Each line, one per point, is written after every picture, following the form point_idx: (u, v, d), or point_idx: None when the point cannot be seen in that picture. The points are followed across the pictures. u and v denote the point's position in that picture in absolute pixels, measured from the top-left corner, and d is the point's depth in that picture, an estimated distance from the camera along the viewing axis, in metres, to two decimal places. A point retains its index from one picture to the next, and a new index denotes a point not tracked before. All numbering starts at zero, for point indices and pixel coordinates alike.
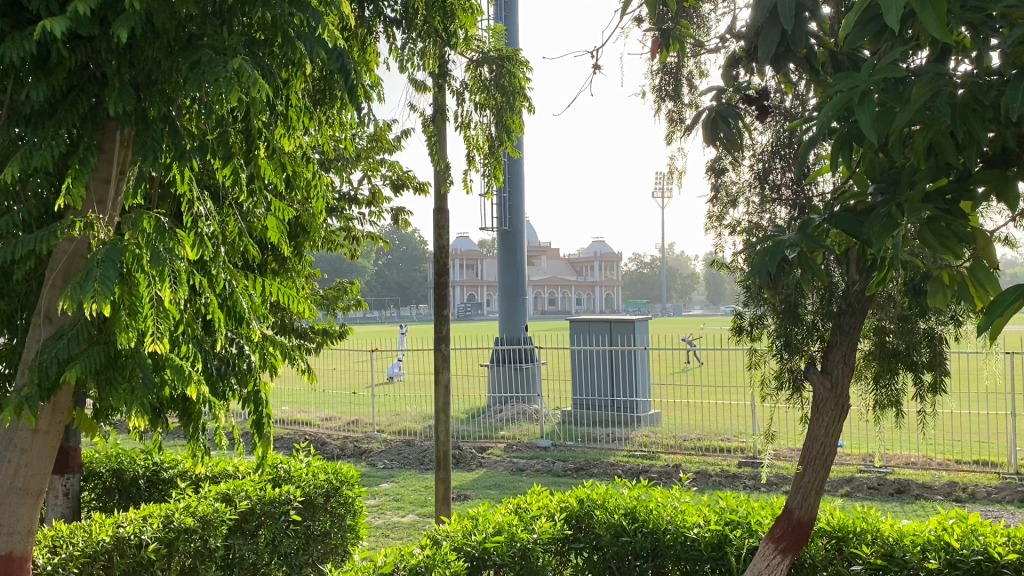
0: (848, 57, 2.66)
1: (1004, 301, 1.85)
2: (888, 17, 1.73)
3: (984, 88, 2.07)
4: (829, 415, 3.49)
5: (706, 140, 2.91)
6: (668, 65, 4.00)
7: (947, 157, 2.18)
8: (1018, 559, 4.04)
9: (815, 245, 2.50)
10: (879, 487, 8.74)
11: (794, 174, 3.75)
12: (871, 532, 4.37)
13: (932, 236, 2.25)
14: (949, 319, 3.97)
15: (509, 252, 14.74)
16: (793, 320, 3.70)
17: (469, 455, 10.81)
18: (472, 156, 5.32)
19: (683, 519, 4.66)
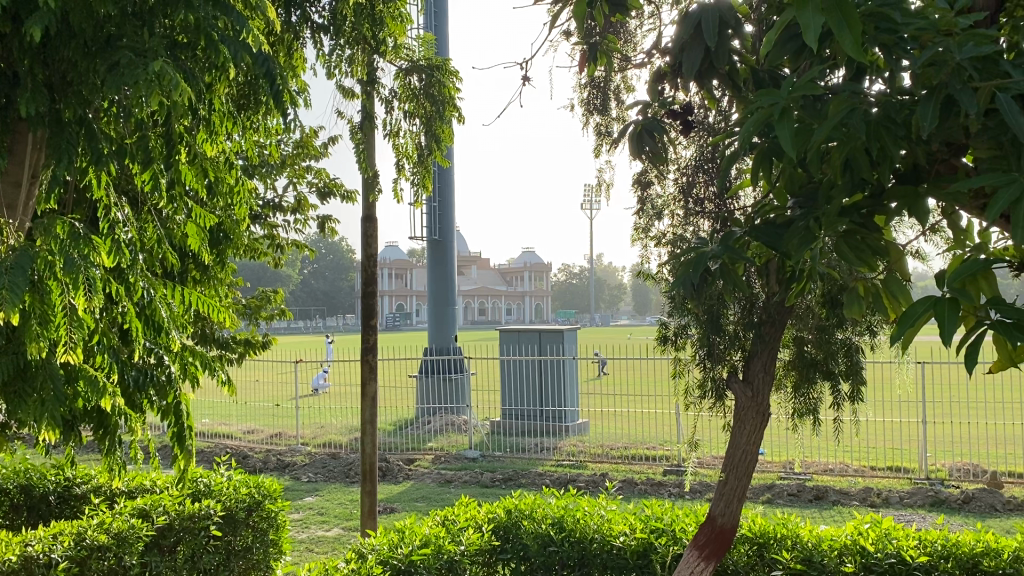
0: (769, 75, 2.72)
1: (914, 314, 1.91)
2: (807, 36, 1.84)
3: (897, 107, 2.14)
4: (750, 423, 3.56)
5: (633, 153, 2.94)
6: (595, 79, 4.05)
7: (862, 173, 2.25)
8: (930, 562, 4.18)
9: (736, 256, 2.57)
10: (799, 494, 8.97)
11: (716, 188, 3.84)
12: (791, 538, 4.47)
13: (847, 249, 2.32)
14: (865, 329, 4.10)
15: (439, 261, 14.66)
16: (715, 330, 3.78)
17: (397, 467, 10.69)
18: (401, 164, 5.28)
19: (610, 528, 4.70)
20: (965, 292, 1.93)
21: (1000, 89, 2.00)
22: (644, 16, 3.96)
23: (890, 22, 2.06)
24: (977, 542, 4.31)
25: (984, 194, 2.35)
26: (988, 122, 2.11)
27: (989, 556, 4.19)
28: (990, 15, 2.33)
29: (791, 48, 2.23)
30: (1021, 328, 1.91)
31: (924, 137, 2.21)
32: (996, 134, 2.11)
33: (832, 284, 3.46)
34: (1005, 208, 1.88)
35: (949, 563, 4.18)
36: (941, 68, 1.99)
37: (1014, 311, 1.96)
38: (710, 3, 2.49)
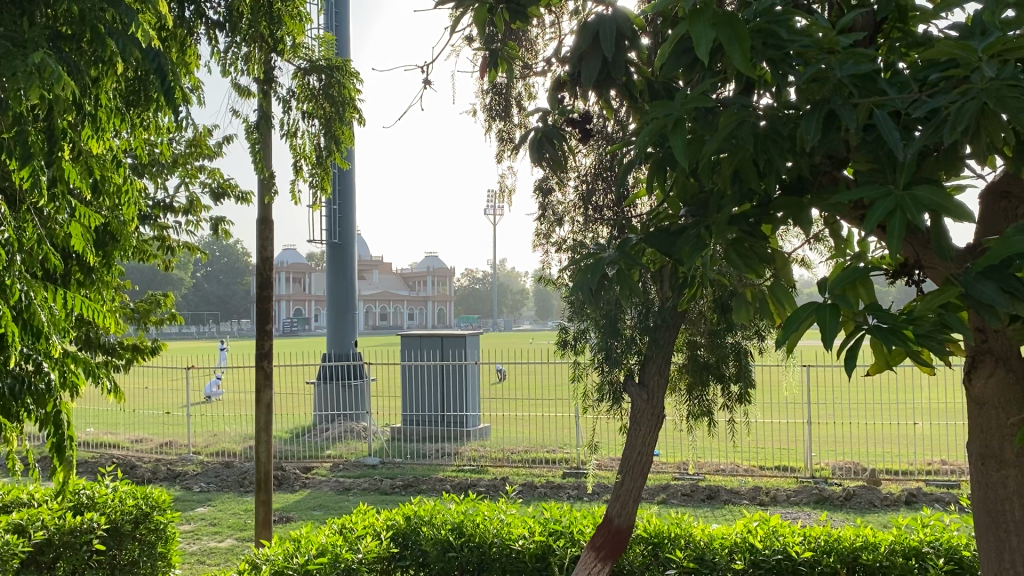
0: (664, 86, 2.77)
1: (797, 319, 2.01)
2: (699, 50, 1.91)
3: (783, 121, 2.23)
4: (645, 425, 3.64)
5: (533, 160, 2.96)
6: (497, 85, 4.07)
7: (750, 184, 2.36)
8: (813, 556, 4.38)
9: (631, 263, 2.63)
10: (692, 494, 9.22)
11: (614, 196, 3.92)
12: (684, 537, 4.59)
13: (736, 256, 2.44)
14: (754, 333, 4.26)
15: (338, 265, 14.45)
16: (613, 335, 3.83)
17: (293, 476, 10.44)
18: (299, 165, 5.18)
19: (509, 531, 4.72)
20: (844, 298, 2.03)
21: (878, 106, 2.11)
22: (545, 25, 4.00)
23: (777, 38, 2.15)
24: (857, 536, 4.52)
25: (862, 205, 2.47)
26: (866, 137, 2.23)
27: (868, 549, 4.40)
28: (869, 35, 2.45)
29: (684, 61, 2.29)
30: (895, 333, 2.01)
31: (808, 150, 2.30)
32: (874, 148, 2.22)
33: (723, 290, 3.58)
34: (881, 219, 1.98)
35: (831, 557, 4.37)
36: (824, 85, 2.10)
37: (890, 316, 2.06)
38: (608, 14, 2.53)
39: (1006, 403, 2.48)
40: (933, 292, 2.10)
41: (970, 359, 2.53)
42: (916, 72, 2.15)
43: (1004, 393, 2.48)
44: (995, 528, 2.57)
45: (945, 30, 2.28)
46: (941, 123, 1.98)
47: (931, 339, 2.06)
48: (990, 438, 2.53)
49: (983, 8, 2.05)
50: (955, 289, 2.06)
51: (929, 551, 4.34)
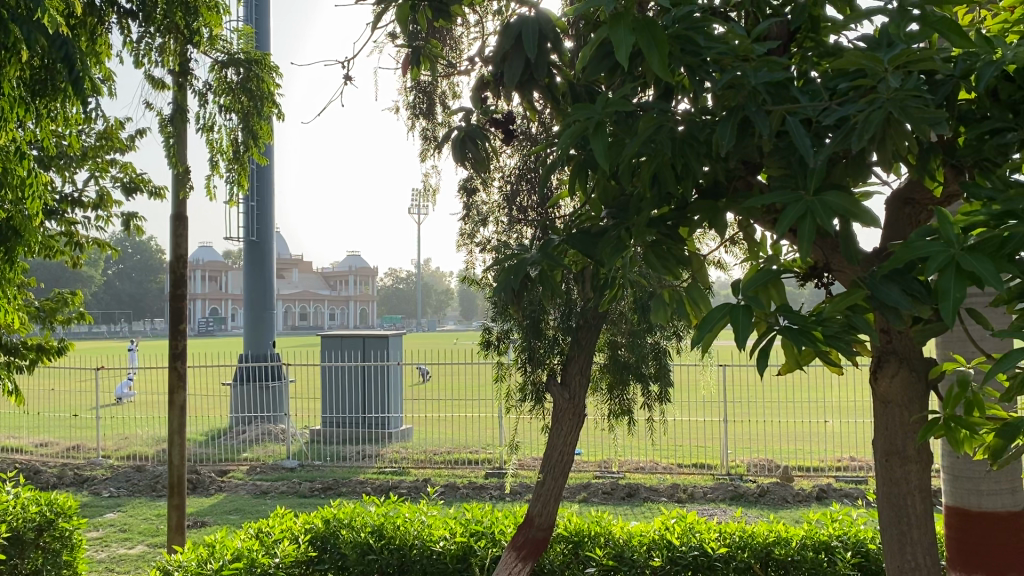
0: (585, 89, 2.79)
1: (712, 319, 2.05)
2: (618, 54, 1.94)
3: (700, 127, 2.27)
4: (567, 424, 3.67)
5: (456, 160, 2.93)
6: (421, 83, 4.05)
7: (668, 187, 2.40)
8: (729, 552, 4.47)
9: (553, 264, 2.64)
10: (612, 492, 9.34)
11: (538, 198, 3.94)
12: (603, 535, 4.64)
13: (655, 259, 2.49)
14: (672, 333, 4.33)
15: (257, 263, 14.13)
16: (535, 335, 3.91)
17: (208, 479, 10.17)
18: (216, 160, 5.05)
19: (429, 533, 4.70)
20: (757, 299, 2.08)
21: (790, 114, 2.17)
22: (469, 24, 3.99)
23: (695, 45, 2.18)
24: (770, 532, 4.65)
25: (775, 210, 2.54)
26: (779, 144, 2.29)
27: (781, 544, 4.53)
28: (784, 44, 2.51)
29: (605, 65, 2.31)
30: (805, 333, 2.06)
31: (724, 155, 2.35)
32: (787, 155, 2.28)
33: (643, 291, 3.63)
34: (792, 223, 2.04)
35: (745, 553, 4.47)
36: (739, 91, 2.14)
37: (801, 318, 2.12)
38: (530, 15, 2.53)
39: (909, 402, 2.59)
40: (841, 296, 2.17)
41: (875, 360, 2.63)
42: (827, 81, 2.21)
43: (906, 392, 2.59)
44: (897, 522, 2.67)
45: (854, 42, 2.35)
46: (849, 131, 2.04)
47: (839, 340, 2.13)
48: (893, 436, 2.63)
49: (889, 21, 2.13)
50: (862, 292, 2.14)
51: (837, 545, 4.49)
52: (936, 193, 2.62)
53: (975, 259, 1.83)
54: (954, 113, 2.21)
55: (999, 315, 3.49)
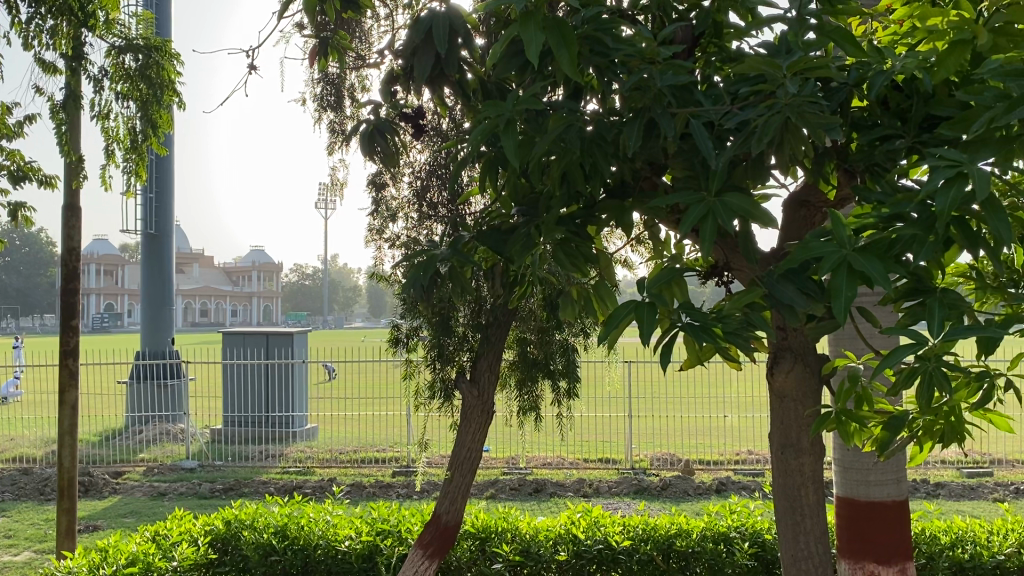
0: (496, 86, 2.78)
1: (618, 317, 2.10)
2: (529, 53, 1.95)
3: (608, 127, 2.31)
4: (475, 422, 3.68)
5: (364, 153, 2.89)
6: (330, 75, 3.99)
7: (577, 186, 2.44)
8: (632, 545, 4.57)
9: (463, 261, 2.64)
10: (520, 488, 9.41)
11: (449, 194, 3.94)
12: (510, 530, 4.67)
13: (564, 257, 2.48)
14: (580, 330, 4.38)
15: (155, 258, 13.62)
16: (445, 333, 3.88)
17: (101, 481, 9.77)
18: (111, 150, 4.84)
19: (334, 532, 4.62)
20: (661, 297, 2.13)
21: (694, 117, 2.23)
22: (379, 17, 3.94)
23: (603, 46, 2.21)
24: (672, 524, 4.76)
25: (678, 210, 2.60)
26: (684, 146, 2.34)
27: (682, 536, 4.64)
28: (689, 48, 2.58)
29: (515, 63, 2.32)
30: (706, 330, 2.14)
31: (631, 156, 2.39)
32: (690, 157, 2.34)
33: (551, 289, 3.66)
34: (695, 223, 2.10)
35: (648, 545, 4.58)
36: (645, 93, 2.19)
37: (702, 315, 2.18)
38: (441, 10, 2.51)
39: (803, 396, 2.70)
40: (740, 293, 2.24)
41: (773, 356, 2.72)
42: (729, 86, 2.28)
43: (801, 386, 2.70)
44: (792, 512, 2.78)
45: (755, 49, 2.43)
46: (750, 135, 2.12)
47: (738, 336, 2.20)
48: (789, 430, 2.74)
49: (788, 30, 2.21)
50: (760, 291, 2.21)
51: (735, 536, 4.63)
52: (830, 196, 2.73)
53: (863, 259, 1.92)
54: (847, 120, 2.31)
55: (886, 314, 3.66)
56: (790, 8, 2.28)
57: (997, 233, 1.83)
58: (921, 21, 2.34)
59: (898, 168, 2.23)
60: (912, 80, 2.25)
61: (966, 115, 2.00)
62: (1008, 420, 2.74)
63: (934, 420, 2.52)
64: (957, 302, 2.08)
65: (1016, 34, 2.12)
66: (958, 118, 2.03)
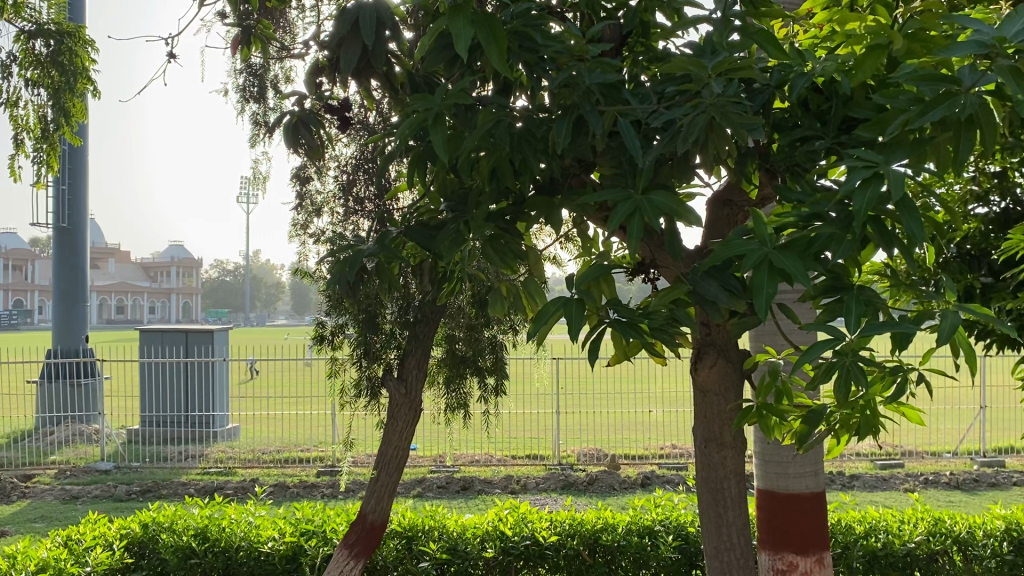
0: (425, 80, 2.75)
1: (547, 313, 2.11)
2: (457, 46, 1.94)
3: (537, 124, 2.31)
4: (403, 419, 3.65)
5: (288, 146, 2.83)
6: (252, 66, 3.90)
7: (506, 181, 2.45)
8: (559, 540, 4.60)
9: (390, 256, 2.60)
10: (447, 486, 9.38)
11: (375, 188, 3.89)
12: (437, 528, 4.65)
13: (493, 253, 2.46)
14: (509, 327, 4.37)
15: (67, 252, 13.11)
16: (372, 330, 3.82)
17: (10, 485, 9.37)
18: (20, 139, 4.64)
19: (257, 533, 4.53)
20: (589, 294, 2.15)
21: (622, 115, 2.25)
22: (304, 7, 3.87)
23: (532, 42, 2.21)
24: (598, 519, 4.81)
25: (606, 207, 2.63)
26: (612, 143, 2.36)
27: (607, 530, 4.69)
28: (616, 47, 2.60)
29: (444, 56, 2.30)
30: (632, 326, 2.16)
31: (560, 153, 2.39)
32: (618, 154, 2.36)
33: (479, 286, 3.65)
34: (622, 221, 2.12)
35: (574, 540, 4.62)
36: (574, 90, 2.20)
37: (628, 311, 2.21)
38: (368, 1, 2.47)
39: (725, 390, 2.76)
40: (665, 289, 2.27)
41: (697, 352, 2.77)
42: (655, 85, 2.31)
43: (724, 380, 2.75)
44: (715, 505, 2.84)
45: (681, 49, 2.47)
46: (675, 134, 2.15)
47: (664, 332, 2.23)
48: (712, 423, 2.79)
49: (713, 30, 2.24)
50: (684, 287, 2.24)
51: (660, 529, 4.70)
52: (752, 195, 2.80)
53: (784, 257, 1.96)
54: (769, 121, 2.36)
55: (805, 310, 3.76)
56: (715, 9, 2.31)
57: (910, 231, 1.89)
58: (840, 25, 2.40)
59: (817, 168, 2.29)
60: (832, 83, 2.31)
61: (881, 118, 2.06)
62: (920, 414, 2.84)
63: (851, 413, 2.59)
64: (873, 299, 2.15)
65: (928, 40, 2.20)
66: (873, 120, 2.09)
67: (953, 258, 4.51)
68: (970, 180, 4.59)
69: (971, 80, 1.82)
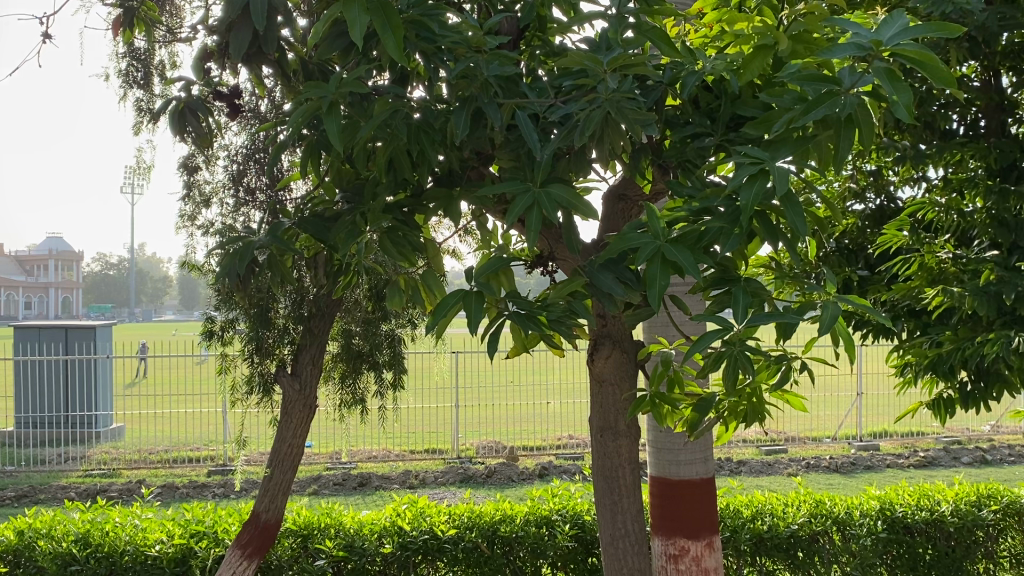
0: (318, 68, 2.69)
1: (446, 306, 2.10)
2: (353, 32, 1.90)
3: (435, 115, 2.29)
4: (297, 417, 3.56)
5: (174, 132, 2.72)
6: (136, 49, 3.73)
7: (404, 172, 2.42)
8: (457, 534, 4.60)
9: (283, 248, 2.54)
10: (344, 482, 9.25)
11: (267, 178, 3.78)
12: (334, 526, 4.58)
13: (390, 245, 2.42)
14: (408, 321, 4.32)
15: None
16: (263, 325, 3.70)
17: None
18: None
19: (144, 537, 4.35)
20: (488, 286, 2.15)
21: (519, 108, 2.26)
22: None
23: (429, 31, 2.18)
24: (496, 511, 4.83)
25: (505, 200, 2.63)
26: (510, 136, 2.36)
27: (506, 522, 4.72)
28: (513, 40, 2.61)
29: (338, 44, 2.26)
30: (529, 318, 2.18)
31: (458, 145, 2.38)
32: (515, 147, 2.36)
33: (376, 279, 3.61)
34: (521, 213, 2.13)
35: (473, 533, 4.62)
36: (472, 82, 2.19)
37: (526, 304, 2.23)
38: None
39: (621, 380, 2.81)
40: (563, 282, 2.29)
41: (593, 343, 2.81)
42: (553, 79, 2.32)
43: (619, 370, 2.81)
44: (610, 493, 2.89)
45: (577, 43, 2.49)
46: (572, 128, 2.17)
47: (562, 324, 2.25)
48: (607, 413, 2.84)
49: (608, 27, 2.27)
50: (581, 280, 2.27)
51: (558, 518, 4.75)
52: (646, 190, 2.85)
53: (677, 249, 2.02)
54: (662, 117, 2.41)
55: (696, 302, 3.86)
56: (610, 6, 2.35)
57: (794, 226, 1.97)
58: (729, 26, 2.48)
59: (707, 165, 2.35)
60: (721, 81, 2.38)
61: (767, 116, 2.13)
62: (802, 400, 2.96)
63: (738, 401, 2.67)
64: (759, 291, 2.23)
65: (812, 41, 2.28)
66: (761, 118, 2.16)
67: (832, 252, 4.73)
68: (848, 178, 4.83)
69: (851, 81, 1.90)
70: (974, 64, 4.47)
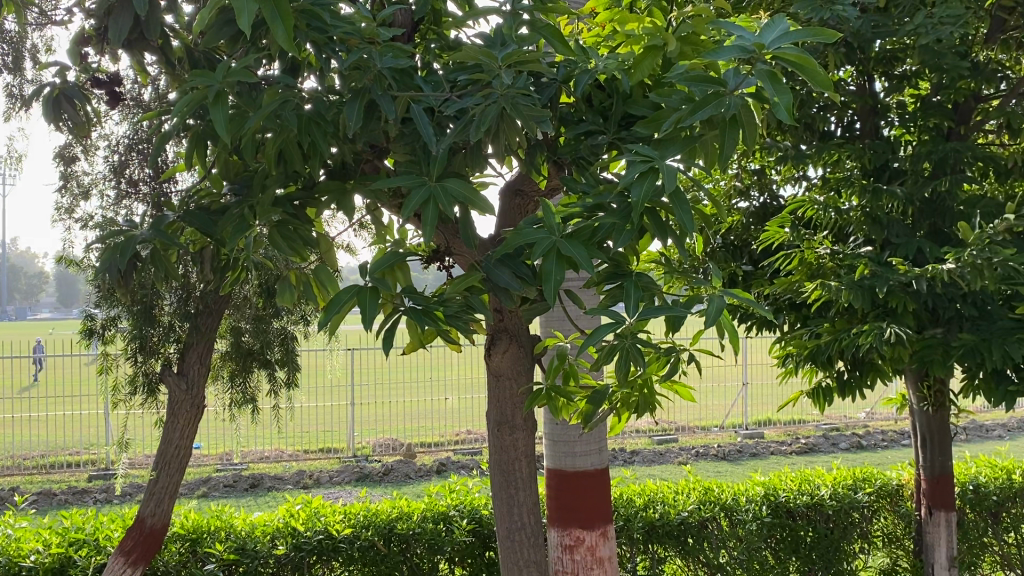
0: (204, 56, 2.60)
1: (339, 301, 2.07)
2: (240, 20, 1.84)
3: (327, 106, 2.24)
4: (183, 418, 3.41)
5: (48, 120, 2.58)
6: (6, 31, 3.52)
7: (294, 164, 2.37)
8: (353, 533, 4.54)
9: (167, 242, 2.44)
10: (234, 484, 9.01)
11: (151, 170, 3.64)
12: (224, 529, 4.45)
13: (281, 239, 2.36)
14: (300, 317, 4.24)
15: None
16: (147, 323, 3.60)
17: None
18: None
19: (17, 548, 4.12)
20: (383, 282, 2.12)
21: (414, 101, 2.24)
22: None
23: (320, 21, 2.13)
24: (392, 509, 4.79)
25: (400, 194, 2.60)
26: (404, 129, 2.34)
27: (402, 519, 4.68)
28: (407, 33, 2.59)
29: (226, 32, 2.20)
30: (426, 314, 2.16)
31: (350, 137, 2.34)
32: (410, 141, 2.35)
33: (266, 274, 3.52)
34: (417, 207, 2.12)
35: (368, 531, 4.57)
36: (365, 73, 2.16)
37: (422, 299, 2.21)
38: None
39: (516, 374, 2.84)
40: (460, 277, 2.29)
41: (490, 337, 2.82)
42: (448, 73, 2.32)
43: (515, 364, 2.83)
44: (506, 486, 2.91)
45: (472, 38, 2.50)
46: (467, 123, 2.17)
47: (458, 319, 2.25)
48: (503, 406, 2.86)
49: (504, 22, 2.28)
50: (477, 275, 2.27)
51: (454, 514, 4.74)
52: (541, 185, 2.88)
53: (571, 245, 2.04)
54: (556, 113, 2.43)
55: (590, 296, 3.93)
56: (504, 2, 2.36)
57: (683, 222, 2.02)
58: (620, 25, 2.53)
59: (600, 162, 2.39)
60: (613, 80, 2.43)
61: (657, 115, 2.18)
62: (691, 391, 3.04)
63: (630, 392, 2.74)
64: (649, 285, 2.28)
65: (698, 43, 2.36)
66: (651, 117, 2.21)
67: (719, 248, 4.91)
68: (733, 177, 5.00)
69: (736, 82, 1.95)
70: (850, 69, 4.69)
